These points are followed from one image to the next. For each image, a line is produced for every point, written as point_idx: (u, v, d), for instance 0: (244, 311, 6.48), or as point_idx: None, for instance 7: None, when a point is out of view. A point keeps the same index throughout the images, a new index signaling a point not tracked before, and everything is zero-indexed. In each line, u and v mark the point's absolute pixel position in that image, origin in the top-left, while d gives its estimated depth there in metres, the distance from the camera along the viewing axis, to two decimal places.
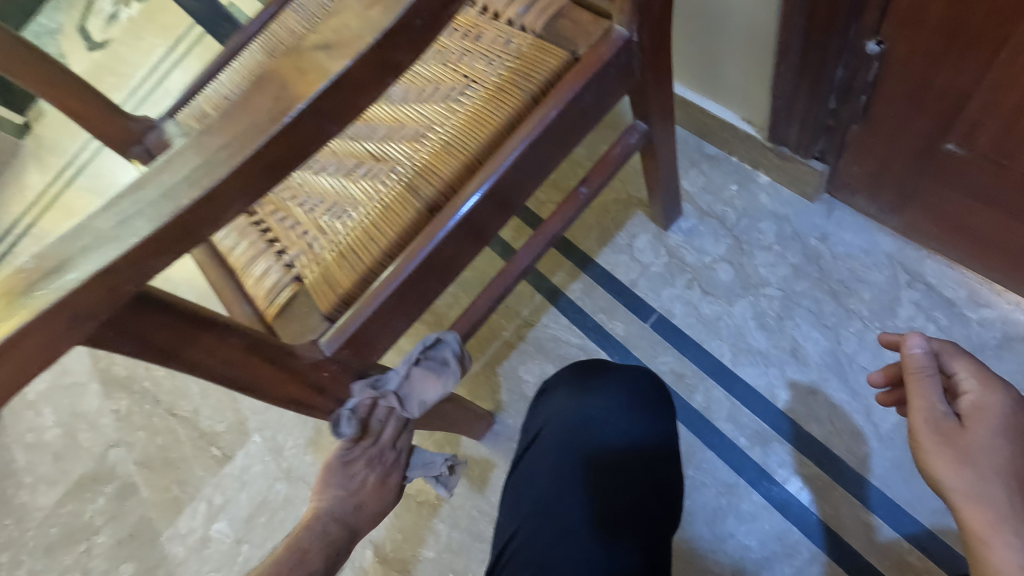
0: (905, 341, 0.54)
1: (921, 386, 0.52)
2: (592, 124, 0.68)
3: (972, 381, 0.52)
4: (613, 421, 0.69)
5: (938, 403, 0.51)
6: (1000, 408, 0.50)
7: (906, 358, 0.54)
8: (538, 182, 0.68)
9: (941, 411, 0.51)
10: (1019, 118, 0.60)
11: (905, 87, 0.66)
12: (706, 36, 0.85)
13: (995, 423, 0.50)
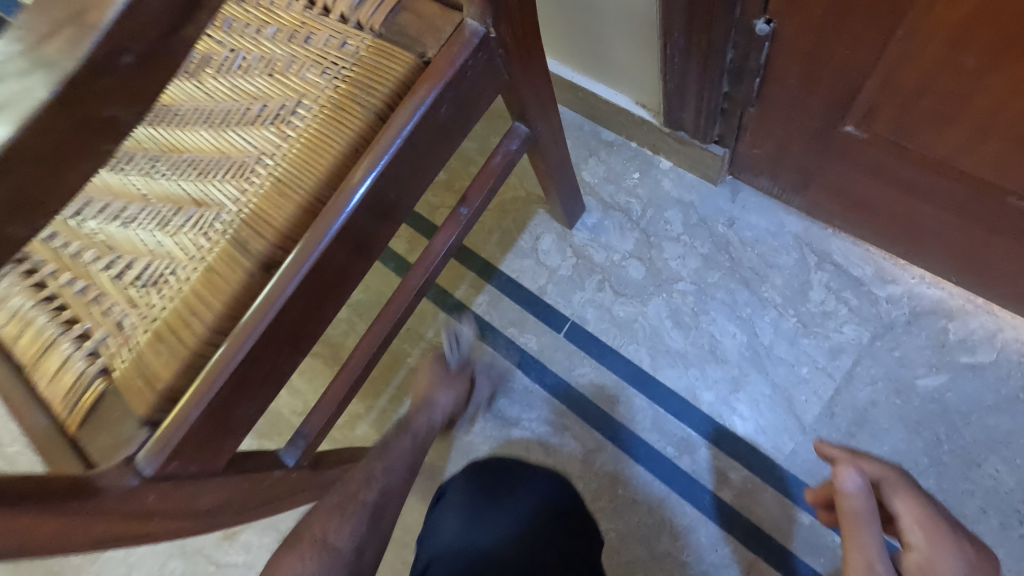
0: (841, 476, 0.51)
1: (857, 528, 0.48)
2: (458, 137, 0.57)
3: (922, 537, 0.49)
4: (498, 534, 0.67)
5: (878, 553, 0.46)
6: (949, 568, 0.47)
7: (843, 495, 0.51)
8: (401, 213, 0.56)
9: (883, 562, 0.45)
10: (918, 101, 0.54)
11: (799, 68, 0.59)
12: (587, 15, 0.75)
13: None
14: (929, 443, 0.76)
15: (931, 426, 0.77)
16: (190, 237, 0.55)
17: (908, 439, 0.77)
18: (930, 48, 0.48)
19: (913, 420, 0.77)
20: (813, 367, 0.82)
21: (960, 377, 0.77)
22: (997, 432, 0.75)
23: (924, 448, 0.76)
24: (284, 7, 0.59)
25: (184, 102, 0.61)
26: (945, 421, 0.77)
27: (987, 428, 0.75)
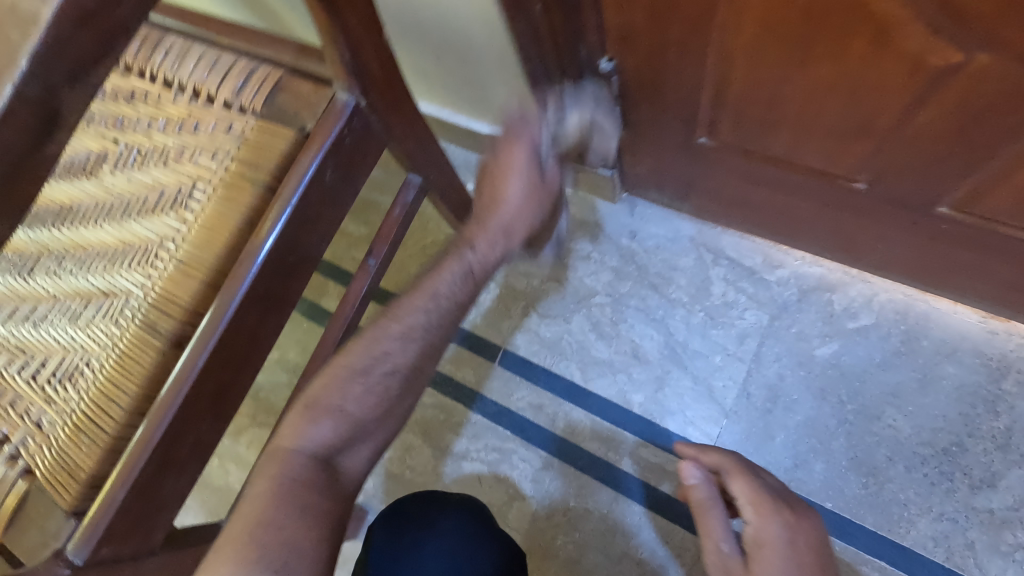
0: (684, 472, 0.60)
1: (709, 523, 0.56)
2: (349, 196, 0.61)
3: (750, 510, 0.55)
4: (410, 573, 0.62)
5: (722, 539, 0.54)
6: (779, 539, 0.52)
7: (689, 490, 0.59)
8: (306, 273, 0.60)
9: (726, 548, 0.53)
10: (746, 108, 0.61)
11: (647, 93, 0.67)
12: (464, 68, 0.82)
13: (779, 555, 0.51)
14: (835, 406, 0.83)
15: (834, 390, 0.84)
16: (101, 328, 0.57)
17: (816, 406, 0.84)
18: (738, 65, 0.56)
19: (819, 388, 0.85)
20: (725, 354, 0.89)
21: (851, 342, 0.85)
22: (890, 387, 0.82)
23: (831, 411, 0.83)
24: (172, 101, 0.63)
25: (83, 201, 0.64)
26: (845, 383, 0.84)
27: (881, 384, 0.83)
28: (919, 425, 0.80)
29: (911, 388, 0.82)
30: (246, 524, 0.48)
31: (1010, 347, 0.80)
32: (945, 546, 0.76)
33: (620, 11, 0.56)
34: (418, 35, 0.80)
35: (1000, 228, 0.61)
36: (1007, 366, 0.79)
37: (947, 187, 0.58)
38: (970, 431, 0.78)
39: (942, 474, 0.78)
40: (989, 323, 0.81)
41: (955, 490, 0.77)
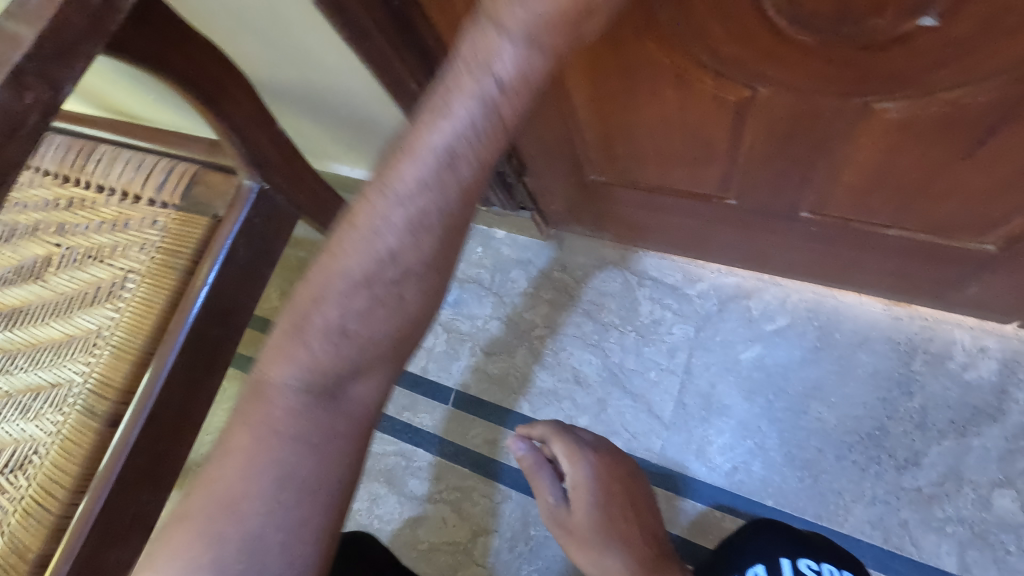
0: (514, 445, 0.81)
1: (539, 478, 0.80)
2: (267, 268, 0.68)
3: (567, 462, 0.80)
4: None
5: (551, 492, 0.81)
6: (587, 481, 0.79)
7: (522, 458, 0.81)
8: (233, 342, 0.66)
9: (553, 499, 0.80)
10: (614, 147, 0.68)
11: (532, 143, 0.74)
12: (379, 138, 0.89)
13: (589, 498, 0.79)
14: (765, 406, 0.88)
15: (762, 391, 0.88)
16: (48, 418, 0.61)
17: (747, 408, 0.88)
18: (590, 113, 0.63)
19: (747, 390, 0.89)
20: (659, 368, 0.94)
21: (771, 342, 0.90)
22: (812, 381, 0.87)
23: (761, 411, 0.88)
24: (105, 203, 0.70)
25: (25, 303, 0.69)
26: (771, 383, 0.88)
27: (803, 380, 0.87)
28: (843, 414, 0.84)
29: (831, 380, 0.86)
30: (212, 490, 0.45)
31: (915, 330, 0.84)
32: (881, 528, 0.79)
33: None
34: (329, 117, 0.88)
35: (857, 226, 0.67)
36: (915, 348, 0.84)
37: (797, 195, 0.65)
38: (890, 414, 0.82)
39: (870, 459, 0.82)
40: (893, 310, 0.86)
41: (883, 472, 0.81)
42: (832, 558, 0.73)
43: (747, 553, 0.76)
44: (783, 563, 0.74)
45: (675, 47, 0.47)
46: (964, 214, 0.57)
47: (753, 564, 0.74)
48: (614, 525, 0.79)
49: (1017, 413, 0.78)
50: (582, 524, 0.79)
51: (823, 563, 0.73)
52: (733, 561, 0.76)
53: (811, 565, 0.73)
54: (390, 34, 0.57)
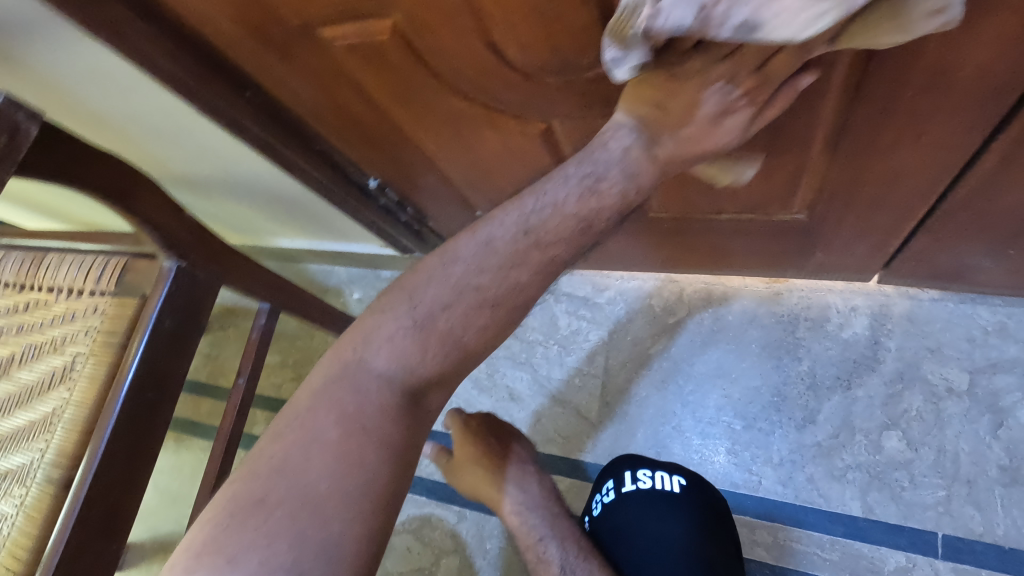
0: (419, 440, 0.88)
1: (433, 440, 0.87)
2: (197, 335, 0.77)
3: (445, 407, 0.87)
4: None
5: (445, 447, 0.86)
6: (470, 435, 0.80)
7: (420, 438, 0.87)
8: (171, 403, 0.75)
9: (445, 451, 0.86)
10: (480, 185, 0.79)
11: (418, 192, 0.86)
12: (300, 210, 1.02)
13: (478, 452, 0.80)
14: (677, 391, 0.96)
15: (674, 379, 0.96)
16: (16, 493, 0.71)
17: (662, 397, 0.96)
18: (448, 162, 0.74)
19: (660, 380, 0.97)
20: (582, 375, 1.02)
21: (675, 334, 0.98)
22: (715, 363, 0.95)
23: (675, 397, 0.96)
24: (53, 300, 0.81)
25: None
26: (679, 370, 0.97)
27: (707, 364, 0.95)
28: (745, 388, 0.92)
29: (730, 359, 0.94)
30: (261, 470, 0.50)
31: (794, 302, 0.93)
32: (792, 486, 0.85)
33: (353, 146, 0.75)
34: (254, 199, 1.01)
35: (694, 217, 0.77)
36: (797, 318, 0.92)
37: None
38: (785, 380, 0.90)
39: (773, 424, 0.89)
40: (773, 286, 0.95)
41: (787, 434, 0.88)
42: (661, 467, 0.81)
43: (609, 470, 0.85)
44: (625, 474, 0.81)
45: (472, 100, 0.58)
46: (761, 192, 0.67)
47: (607, 478, 0.84)
48: (497, 458, 0.80)
49: (891, 360, 0.86)
50: (466, 464, 0.80)
51: (656, 469, 0.80)
52: (599, 479, 0.87)
53: (648, 472, 0.80)
54: (265, 125, 0.69)
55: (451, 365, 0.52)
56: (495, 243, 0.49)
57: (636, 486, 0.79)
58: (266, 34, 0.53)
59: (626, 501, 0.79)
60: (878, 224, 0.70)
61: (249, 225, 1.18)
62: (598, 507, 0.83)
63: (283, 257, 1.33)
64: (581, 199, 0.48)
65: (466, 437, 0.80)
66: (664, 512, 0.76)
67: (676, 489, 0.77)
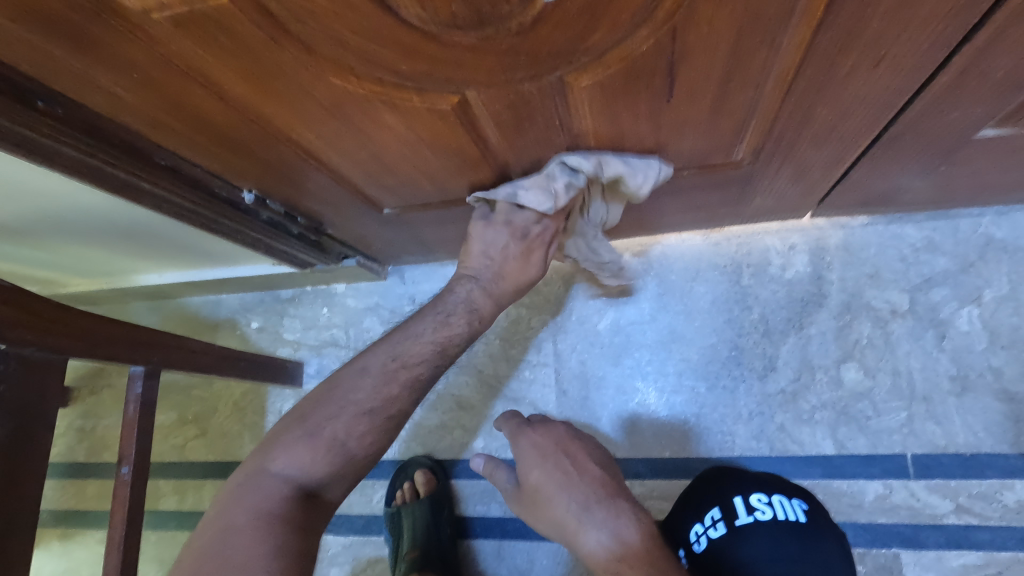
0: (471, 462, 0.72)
1: (497, 472, 0.71)
2: (46, 433, 0.58)
3: (506, 427, 0.72)
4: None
5: (508, 478, 0.70)
6: (540, 465, 0.67)
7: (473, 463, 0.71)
8: (30, 532, 0.56)
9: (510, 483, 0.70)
10: (381, 178, 0.65)
11: (307, 198, 0.71)
12: (161, 240, 0.82)
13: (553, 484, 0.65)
14: (633, 365, 0.90)
15: (628, 352, 0.90)
16: None
17: (619, 372, 0.90)
18: (339, 158, 0.60)
19: (613, 355, 0.91)
20: (531, 366, 0.94)
21: (621, 305, 0.92)
22: (666, 327, 0.90)
23: (632, 371, 0.90)
24: None
25: None
26: (632, 342, 0.91)
27: (659, 330, 0.90)
28: (701, 348, 0.88)
29: (681, 320, 0.89)
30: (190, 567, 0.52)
31: (734, 250, 0.89)
32: (765, 438, 0.83)
33: (212, 158, 0.58)
34: (92, 235, 0.79)
35: None
36: (739, 266, 0.89)
37: None
38: (738, 332, 0.87)
39: (735, 378, 0.86)
40: (710, 237, 0.91)
41: (750, 387, 0.85)
42: (780, 490, 0.68)
43: (705, 501, 0.70)
44: (736, 501, 0.67)
45: (361, 77, 0.45)
46: (703, 143, 0.60)
47: (709, 509, 0.69)
48: (578, 491, 0.64)
49: (835, 293, 0.85)
50: (543, 501, 0.65)
51: (774, 493, 0.67)
52: (697, 507, 0.71)
53: (763, 498, 0.67)
54: (79, 143, 0.51)
55: (376, 434, 0.67)
56: (368, 367, 0.68)
57: (752, 516, 0.65)
58: (39, 15, 0.36)
59: (743, 536, 0.64)
60: (820, 159, 0.66)
61: (98, 267, 0.95)
62: (700, 543, 0.67)
63: (153, 295, 1.11)
64: (439, 328, 0.72)
65: (542, 462, 0.67)
66: (798, 545, 0.63)
67: (801, 517, 0.65)
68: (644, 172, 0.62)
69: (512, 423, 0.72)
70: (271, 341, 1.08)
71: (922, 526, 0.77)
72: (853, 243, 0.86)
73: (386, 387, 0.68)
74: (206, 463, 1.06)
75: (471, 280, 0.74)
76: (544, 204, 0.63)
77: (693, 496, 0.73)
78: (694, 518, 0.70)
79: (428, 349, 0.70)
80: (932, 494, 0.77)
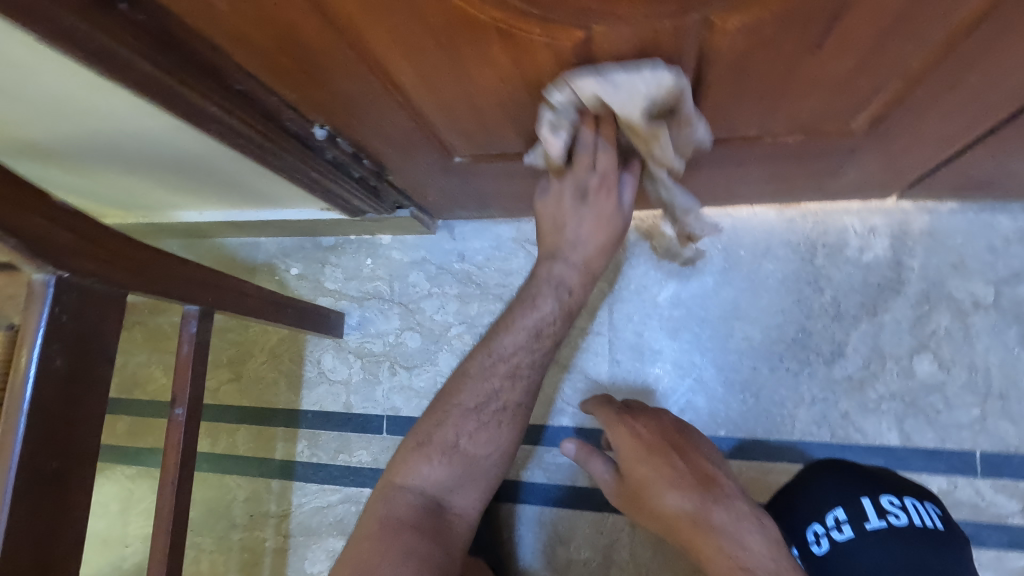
0: (563, 449, 0.69)
1: (592, 462, 0.68)
2: (105, 369, 0.55)
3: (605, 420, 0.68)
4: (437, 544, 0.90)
5: (604, 470, 0.67)
6: (641, 458, 0.63)
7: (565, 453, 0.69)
8: (90, 470, 0.53)
9: (607, 474, 0.67)
10: (463, 122, 0.60)
11: (378, 139, 0.66)
12: (213, 175, 0.78)
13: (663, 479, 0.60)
14: (692, 339, 0.87)
15: (688, 326, 0.87)
16: None
17: (677, 347, 0.87)
18: (427, 96, 0.55)
19: (672, 328, 0.88)
20: (584, 334, 0.90)
21: (684, 277, 0.88)
22: (730, 302, 0.86)
23: (691, 346, 0.87)
24: None
25: None
26: (694, 317, 0.87)
27: (722, 305, 0.86)
28: (766, 327, 0.84)
29: (746, 298, 0.86)
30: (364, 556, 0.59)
31: (809, 228, 0.85)
32: (827, 425, 0.81)
33: (292, 85, 0.53)
34: (142, 165, 0.74)
35: (732, 143, 0.64)
36: (814, 245, 0.84)
37: None
38: (807, 314, 0.83)
39: (800, 362, 0.83)
40: (785, 212, 0.86)
41: (815, 371, 0.82)
42: (908, 493, 0.65)
43: (824, 498, 0.66)
44: (866, 503, 0.63)
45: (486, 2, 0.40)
46: (826, 107, 0.55)
47: (832, 508, 0.64)
48: (691, 487, 0.59)
49: (914, 280, 0.81)
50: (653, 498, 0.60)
51: (903, 496, 0.64)
52: (813, 504, 0.66)
53: (893, 501, 0.64)
54: (156, 58, 0.46)
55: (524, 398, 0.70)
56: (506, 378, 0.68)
57: (886, 521, 0.61)
58: None
59: (875, 540, 0.60)
60: (939, 134, 0.61)
61: (139, 200, 0.91)
62: (820, 544, 0.62)
63: (189, 233, 1.07)
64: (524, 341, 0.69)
65: (648, 455, 0.63)
66: (936, 553, 0.59)
67: (937, 525, 0.62)
68: (641, 78, 0.47)
69: (607, 412, 0.68)
70: (311, 290, 1.04)
71: (985, 525, 0.75)
72: (941, 229, 0.81)
73: (504, 381, 0.68)
74: (241, 408, 1.04)
75: (558, 264, 0.70)
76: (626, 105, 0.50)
77: (806, 491, 0.68)
78: (810, 514, 0.65)
79: (523, 337, 0.69)
80: (998, 493, 0.75)
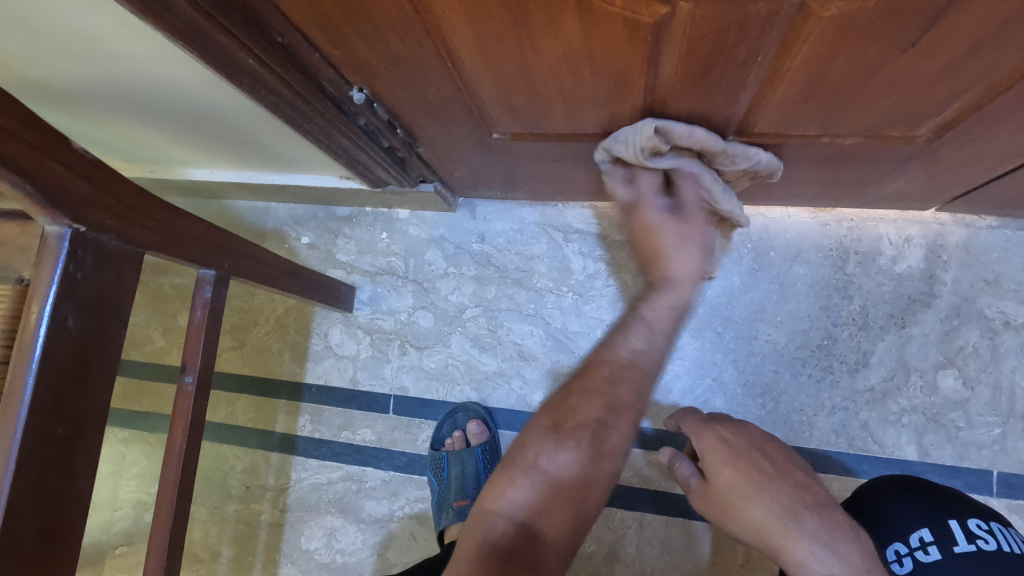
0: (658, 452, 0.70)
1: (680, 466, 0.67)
2: (118, 332, 0.52)
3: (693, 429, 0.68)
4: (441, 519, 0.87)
5: (691, 474, 0.66)
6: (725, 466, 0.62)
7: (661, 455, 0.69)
8: (99, 437, 0.50)
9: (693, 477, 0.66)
10: (512, 95, 0.57)
11: (415, 108, 0.62)
12: (232, 132, 0.73)
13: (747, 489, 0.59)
14: (715, 339, 0.85)
15: (711, 325, 0.85)
16: None
17: (700, 345, 0.85)
18: (480, 65, 0.52)
19: (695, 327, 0.86)
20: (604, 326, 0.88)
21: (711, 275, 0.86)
22: (757, 303, 0.84)
23: (713, 346, 0.85)
24: None
25: None
26: (718, 317, 0.85)
27: (748, 305, 0.84)
28: (791, 332, 0.83)
29: (773, 301, 0.84)
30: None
31: (843, 234, 0.83)
32: (846, 435, 0.80)
33: (337, 40, 0.49)
34: (157, 116, 0.70)
35: (789, 141, 0.62)
36: (846, 252, 0.83)
37: (724, 118, 0.57)
38: (834, 321, 0.82)
39: (824, 370, 0.81)
40: (820, 216, 0.84)
41: (838, 380, 0.81)
42: (993, 518, 0.62)
43: (908, 517, 0.63)
44: (953, 525, 0.60)
45: None
46: (902, 110, 0.53)
47: (917, 529, 0.62)
48: (782, 497, 0.58)
49: (946, 295, 0.79)
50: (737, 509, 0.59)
51: (989, 520, 0.61)
52: (894, 523, 0.63)
53: (980, 525, 0.60)
54: None
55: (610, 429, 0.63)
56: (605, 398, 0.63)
57: (975, 546, 0.58)
58: None
59: (963, 566, 0.57)
60: (1003, 148, 0.58)
61: (147, 153, 0.86)
62: (902, 564, 0.61)
63: (196, 192, 1.02)
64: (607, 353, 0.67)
65: (735, 459, 0.62)
66: None
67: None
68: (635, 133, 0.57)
69: (693, 419, 0.69)
70: (321, 260, 1.01)
71: None
72: (978, 245, 0.79)
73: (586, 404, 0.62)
74: (243, 377, 1.01)
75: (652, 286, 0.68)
76: (633, 155, 0.60)
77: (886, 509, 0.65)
78: (893, 532, 0.63)
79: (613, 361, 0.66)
80: (1012, 513, 0.75)
